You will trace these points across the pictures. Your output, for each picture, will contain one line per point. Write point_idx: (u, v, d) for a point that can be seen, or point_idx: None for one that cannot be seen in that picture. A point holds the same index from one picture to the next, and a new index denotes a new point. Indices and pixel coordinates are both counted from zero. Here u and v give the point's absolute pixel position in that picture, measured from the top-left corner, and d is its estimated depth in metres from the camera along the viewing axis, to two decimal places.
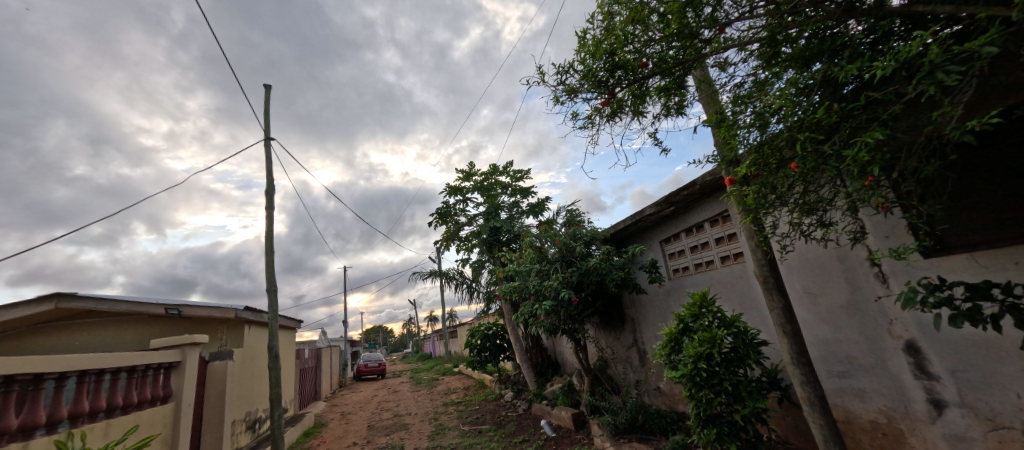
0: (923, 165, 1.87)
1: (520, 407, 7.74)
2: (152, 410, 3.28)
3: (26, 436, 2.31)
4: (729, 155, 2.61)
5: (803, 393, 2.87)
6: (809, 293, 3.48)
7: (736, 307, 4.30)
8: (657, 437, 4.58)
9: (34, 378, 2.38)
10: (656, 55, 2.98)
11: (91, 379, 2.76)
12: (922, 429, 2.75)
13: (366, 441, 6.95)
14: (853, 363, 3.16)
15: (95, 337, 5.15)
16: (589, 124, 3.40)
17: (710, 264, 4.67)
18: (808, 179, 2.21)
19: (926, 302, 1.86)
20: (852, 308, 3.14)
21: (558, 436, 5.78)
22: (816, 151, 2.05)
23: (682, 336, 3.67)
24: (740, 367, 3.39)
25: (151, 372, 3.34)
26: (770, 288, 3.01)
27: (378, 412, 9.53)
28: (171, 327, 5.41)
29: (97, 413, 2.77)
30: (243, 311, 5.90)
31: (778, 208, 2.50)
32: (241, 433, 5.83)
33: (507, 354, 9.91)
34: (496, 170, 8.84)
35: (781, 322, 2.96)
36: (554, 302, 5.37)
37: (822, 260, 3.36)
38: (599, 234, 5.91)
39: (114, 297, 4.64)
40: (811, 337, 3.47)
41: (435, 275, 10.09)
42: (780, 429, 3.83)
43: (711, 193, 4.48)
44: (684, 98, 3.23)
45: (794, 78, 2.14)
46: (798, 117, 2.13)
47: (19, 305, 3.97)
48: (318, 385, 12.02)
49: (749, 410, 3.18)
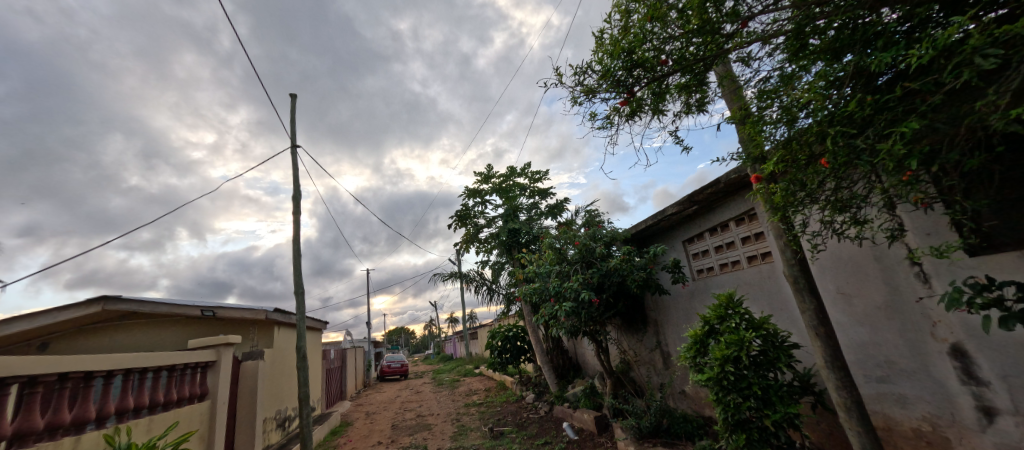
0: (966, 157, 1.78)
1: (542, 409, 7.72)
2: (190, 407, 3.42)
3: (78, 430, 2.45)
4: (755, 152, 2.54)
5: (838, 398, 2.75)
6: (842, 294, 3.35)
7: (765, 309, 4.17)
8: (683, 441, 4.51)
9: (85, 376, 2.52)
10: (676, 52, 2.94)
11: (135, 377, 2.90)
12: (970, 437, 2.60)
13: (390, 440, 7.07)
14: (893, 368, 3.01)
15: (137, 337, 5.43)
16: (608, 124, 3.39)
17: (736, 264, 4.56)
18: (840, 175, 2.14)
19: (973, 303, 1.77)
20: (891, 310, 3.00)
21: (580, 439, 5.73)
22: (848, 146, 1.98)
23: (707, 338, 3.57)
24: (769, 371, 3.28)
25: (188, 370, 3.49)
26: (801, 289, 2.91)
27: (401, 412, 9.68)
28: (207, 328, 5.64)
29: (140, 409, 2.91)
30: (272, 313, 6.13)
31: (808, 206, 2.42)
32: (272, 431, 6.04)
33: (528, 356, 9.93)
34: (514, 172, 8.87)
35: (813, 324, 2.86)
36: (574, 303, 5.35)
37: (857, 260, 3.23)
38: (621, 234, 5.84)
39: (154, 300, 4.87)
40: (846, 341, 3.33)
41: (455, 276, 10.19)
42: (814, 436, 3.70)
43: (736, 191, 4.36)
44: (706, 94, 3.16)
45: (823, 70, 2.07)
46: (828, 111, 2.06)
47: (70, 309, 4.21)
48: (343, 385, 12.31)
49: (781, 415, 3.09)
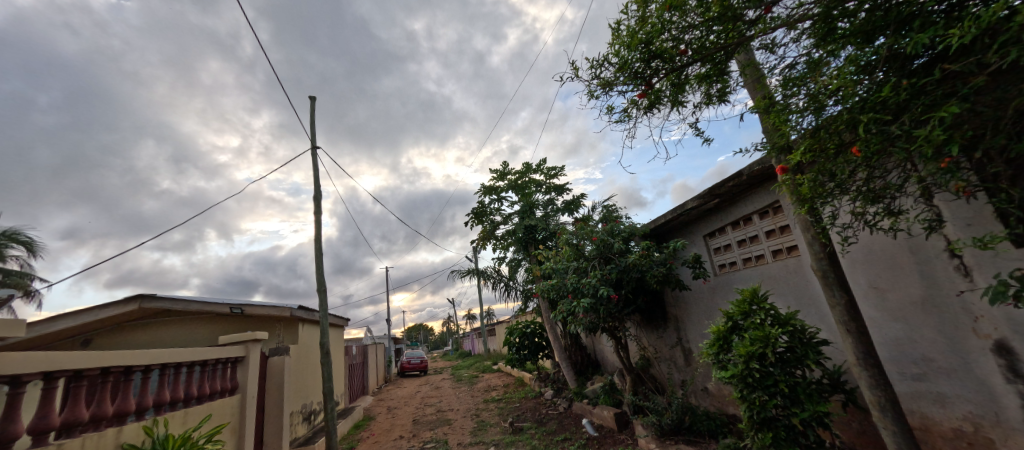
0: (1012, 142, 1.67)
1: (561, 406, 7.71)
2: (222, 401, 3.55)
3: (120, 421, 2.57)
4: (780, 142, 2.45)
5: (871, 396, 2.65)
6: (874, 288, 3.22)
7: (791, 304, 4.05)
8: (706, 439, 4.44)
9: (125, 370, 2.64)
10: (695, 41, 2.87)
11: (170, 372, 3.02)
12: (1016, 438, 2.47)
13: (412, 434, 7.18)
14: (931, 365, 2.89)
15: (171, 333, 5.66)
16: (626, 117, 3.34)
17: (760, 258, 4.44)
18: (873, 164, 2.04)
19: (1020, 297, 1.67)
20: (928, 305, 2.87)
21: (600, 436, 5.70)
22: (882, 133, 1.89)
23: (731, 334, 3.49)
24: (797, 368, 3.19)
25: (220, 365, 3.61)
26: (830, 283, 2.80)
27: (421, 407, 9.82)
28: (235, 325, 5.82)
29: (176, 402, 3.04)
30: (296, 310, 6.29)
31: (837, 197, 2.33)
32: (299, 425, 6.22)
33: (546, 352, 9.92)
34: (529, 168, 8.84)
35: (844, 320, 2.75)
36: (592, 299, 5.31)
37: (890, 253, 3.10)
38: (639, 229, 5.76)
39: (186, 298, 5.06)
40: (879, 337, 3.21)
41: (472, 274, 10.25)
42: (845, 435, 3.58)
43: (760, 183, 4.24)
44: (727, 84, 3.08)
45: (854, 54, 1.99)
46: (860, 97, 1.97)
47: (110, 306, 4.41)
48: (365, 381, 12.56)
49: (809, 414, 3.00)
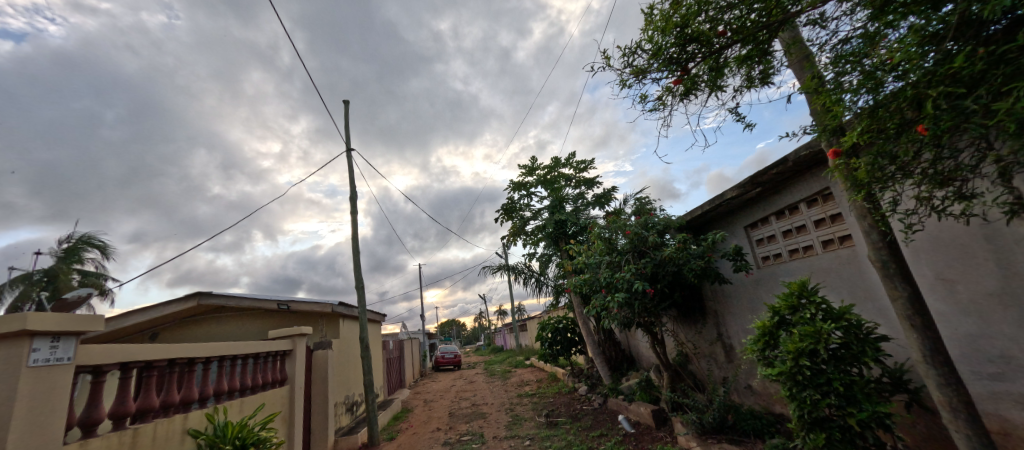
0: None
1: (595, 402, 7.62)
2: (273, 391, 3.75)
3: (186, 408, 2.77)
4: (832, 124, 2.28)
5: (941, 396, 2.45)
6: (942, 280, 2.96)
7: (845, 298, 3.80)
8: (752, 439, 4.25)
9: (188, 361, 2.83)
10: (735, 21, 2.73)
11: (227, 363, 3.22)
12: None
13: (448, 427, 7.33)
14: (1011, 363, 2.63)
15: (225, 328, 6.03)
16: (660, 105, 3.22)
17: (808, 249, 4.19)
18: (942, 143, 1.86)
19: None
20: (1007, 297, 2.61)
21: (637, 433, 5.60)
22: (953, 108, 1.71)
23: (778, 330, 3.31)
24: (852, 366, 2.99)
25: (270, 358, 3.82)
26: (891, 275, 2.60)
27: (457, 401, 10.00)
28: (282, 320, 6.13)
29: (233, 391, 3.23)
30: (337, 306, 6.55)
31: (899, 182, 2.15)
32: (342, 415, 6.48)
33: (579, 348, 9.84)
34: (559, 162, 8.74)
35: (908, 314, 2.55)
36: (627, 294, 5.19)
37: (961, 240, 2.83)
38: (674, 222, 5.57)
39: (237, 294, 5.37)
40: (949, 333, 2.95)
41: (503, 269, 10.29)
42: (908, 438, 3.33)
43: (807, 170, 3.99)
44: (770, 66, 2.92)
45: (918, 24, 1.81)
46: (926, 70, 1.80)
47: (172, 303, 4.75)
48: (402, 375, 12.92)
49: (868, 414, 2.81)
